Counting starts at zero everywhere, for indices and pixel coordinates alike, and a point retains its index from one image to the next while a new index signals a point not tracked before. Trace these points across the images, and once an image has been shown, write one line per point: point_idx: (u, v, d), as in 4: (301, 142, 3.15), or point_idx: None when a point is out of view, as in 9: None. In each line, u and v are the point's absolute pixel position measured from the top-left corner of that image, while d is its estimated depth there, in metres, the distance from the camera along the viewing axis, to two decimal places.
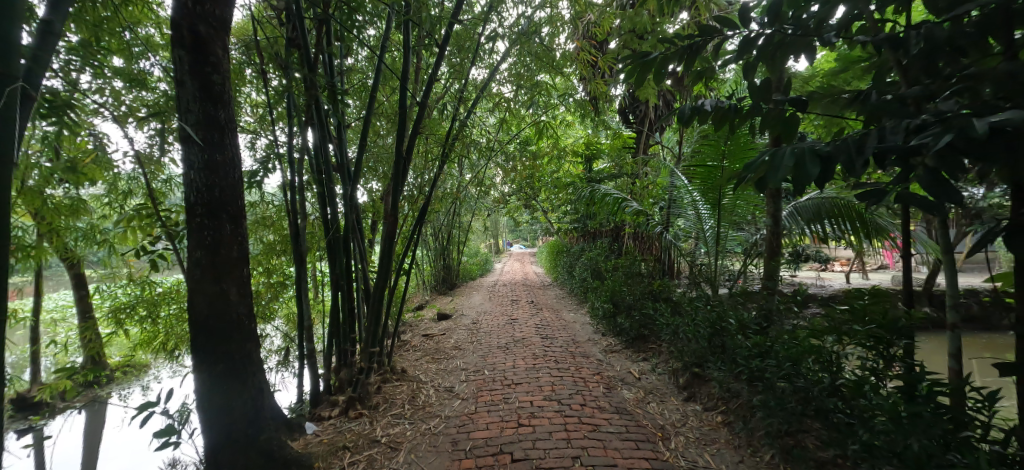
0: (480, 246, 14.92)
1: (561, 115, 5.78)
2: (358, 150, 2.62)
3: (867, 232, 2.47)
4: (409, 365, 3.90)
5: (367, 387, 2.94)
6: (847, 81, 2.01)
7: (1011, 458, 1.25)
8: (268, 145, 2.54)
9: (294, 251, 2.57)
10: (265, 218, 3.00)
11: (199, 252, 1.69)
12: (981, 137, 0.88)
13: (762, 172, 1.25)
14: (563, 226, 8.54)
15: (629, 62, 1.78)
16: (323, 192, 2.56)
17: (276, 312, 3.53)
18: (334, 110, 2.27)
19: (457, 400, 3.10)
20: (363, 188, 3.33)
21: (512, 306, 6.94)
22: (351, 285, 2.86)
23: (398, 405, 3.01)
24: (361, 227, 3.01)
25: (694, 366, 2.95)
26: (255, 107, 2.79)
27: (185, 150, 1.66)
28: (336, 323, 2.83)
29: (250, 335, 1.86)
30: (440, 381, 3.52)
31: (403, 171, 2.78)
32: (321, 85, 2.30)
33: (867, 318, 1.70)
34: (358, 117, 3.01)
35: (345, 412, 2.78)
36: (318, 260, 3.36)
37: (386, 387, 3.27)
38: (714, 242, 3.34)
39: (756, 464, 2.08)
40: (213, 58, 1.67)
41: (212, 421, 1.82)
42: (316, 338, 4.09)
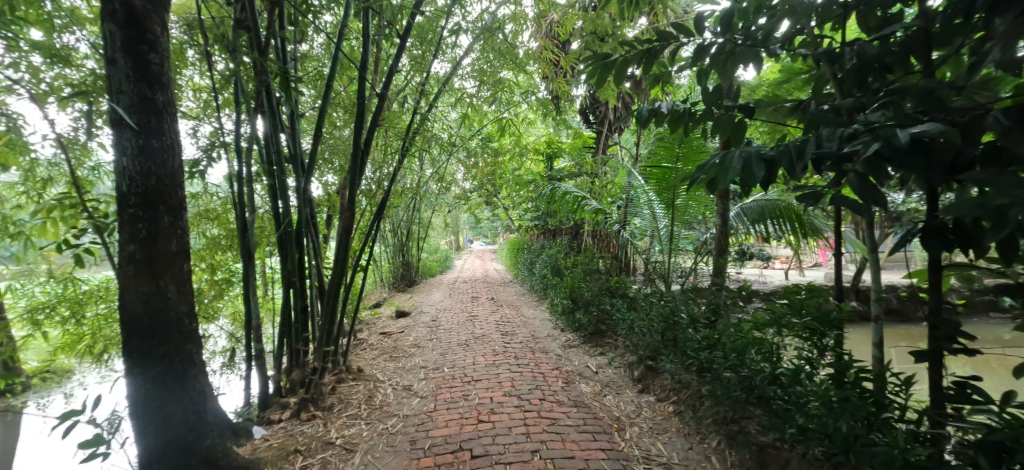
0: (440, 243, 14.77)
1: (523, 113, 5.82)
2: (312, 141, 2.52)
3: (805, 233, 2.67)
4: (365, 364, 3.81)
5: (321, 388, 2.85)
6: (789, 90, 2.15)
7: (923, 435, 1.37)
8: (212, 132, 2.42)
9: (242, 246, 2.46)
10: (209, 212, 2.87)
11: (133, 246, 1.59)
12: (902, 146, 0.97)
13: (713, 173, 1.32)
14: (524, 223, 8.60)
15: (590, 63, 1.83)
16: (275, 185, 2.48)
17: (221, 310, 3.35)
18: (286, 97, 2.19)
19: (416, 399, 3.07)
20: (318, 181, 3.21)
21: (473, 302, 6.93)
22: (305, 282, 2.77)
23: (354, 406, 2.94)
24: (315, 221, 2.92)
25: (648, 359, 3.07)
26: (198, 91, 2.63)
27: (116, 134, 1.55)
28: (287, 322, 2.73)
29: (191, 335, 1.78)
30: (397, 379, 3.48)
31: (361, 164, 2.71)
32: (272, 70, 2.21)
33: (803, 311, 1.82)
34: (313, 107, 2.92)
35: (297, 414, 2.69)
36: (267, 256, 3.21)
37: (341, 387, 3.20)
38: (668, 240, 3.48)
39: (704, 450, 2.19)
40: (151, 35, 1.57)
41: (146, 429, 1.72)
42: (265, 338, 3.90)
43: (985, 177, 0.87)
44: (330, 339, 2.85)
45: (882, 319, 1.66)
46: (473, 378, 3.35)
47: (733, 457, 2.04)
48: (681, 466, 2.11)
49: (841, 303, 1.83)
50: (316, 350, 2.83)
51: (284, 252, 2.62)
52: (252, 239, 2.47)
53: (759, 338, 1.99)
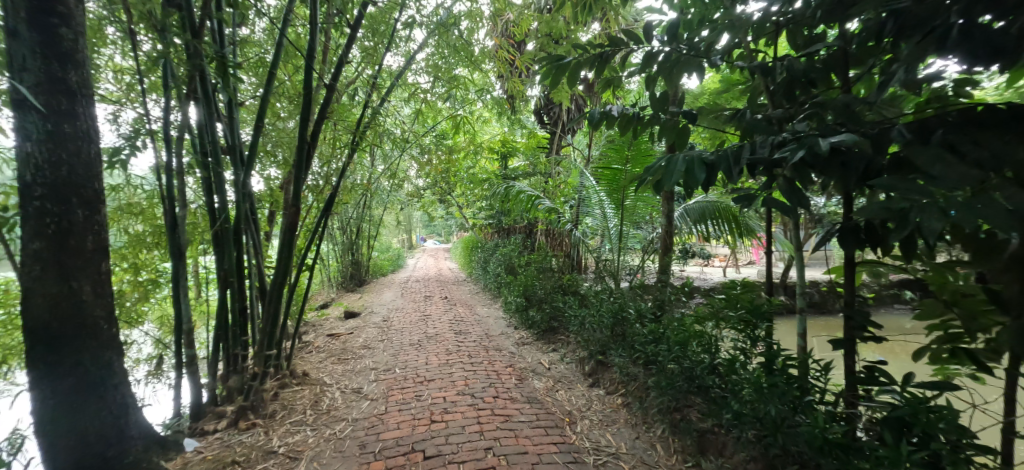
0: (392, 241, 14.46)
1: (477, 112, 5.82)
2: (253, 132, 2.40)
3: (740, 233, 2.86)
4: (311, 368, 3.67)
5: (261, 395, 2.72)
6: (728, 99, 2.30)
7: (839, 415, 1.50)
8: (135, 117, 2.26)
9: (172, 243, 2.30)
10: (132, 206, 2.65)
11: (39, 243, 1.47)
12: (823, 153, 1.07)
13: (659, 175, 1.40)
14: (478, 221, 8.61)
15: (544, 64, 1.87)
16: (210, 178, 2.34)
17: (147, 314, 3.11)
18: (223, 84, 2.07)
19: (366, 401, 3.00)
20: (259, 175, 3.03)
21: (426, 302, 6.85)
22: (244, 282, 2.63)
23: (299, 412, 2.83)
24: (256, 217, 2.78)
25: (599, 354, 3.19)
26: (120, 74, 2.42)
27: (19, 117, 1.42)
28: (224, 325, 2.58)
29: (110, 342, 1.66)
30: (346, 382, 3.38)
31: (307, 157, 2.61)
32: (208, 54, 2.08)
33: (738, 305, 1.96)
34: (254, 97, 2.77)
35: (235, 423, 2.54)
36: (201, 254, 3.01)
37: (284, 393, 3.07)
38: (617, 239, 3.61)
39: (650, 439, 2.31)
40: (62, 8, 1.46)
41: (55, 448, 1.57)
42: (197, 343, 3.65)
43: (889, 183, 0.97)
44: (271, 343, 2.73)
45: (806, 311, 1.81)
46: (426, 378, 3.32)
47: (676, 444, 2.17)
48: (629, 454, 2.21)
49: (771, 296, 1.98)
50: (256, 355, 2.69)
51: (220, 251, 2.48)
52: (183, 237, 2.32)
53: (700, 331, 2.11)
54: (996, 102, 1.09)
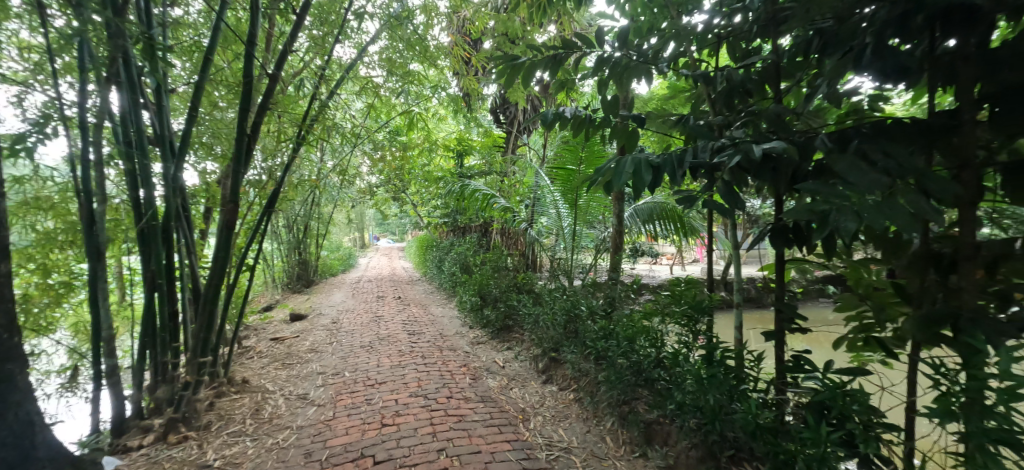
0: (343, 240, 14.00)
1: (433, 109, 5.76)
2: (186, 122, 2.26)
3: (684, 232, 3.01)
4: (252, 374, 3.49)
5: (194, 405, 2.55)
6: (674, 105, 2.41)
7: (770, 401, 1.61)
8: (43, 102, 2.04)
9: (90, 242, 2.11)
10: (40, 200, 2.41)
11: None
12: (757, 159, 1.15)
13: (609, 176, 1.44)
14: (433, 220, 8.51)
15: (499, 63, 1.89)
16: (135, 171, 2.19)
17: (59, 320, 2.83)
18: (151, 68, 1.93)
19: (312, 408, 2.90)
20: (192, 166, 2.80)
21: (377, 302, 6.70)
22: (175, 284, 2.46)
23: (237, 422, 2.69)
24: (189, 214, 2.60)
25: (552, 351, 3.25)
26: (25, 52, 2.19)
27: None
28: (153, 331, 2.40)
29: (11, 355, 1.51)
30: (291, 388, 3.25)
31: (247, 151, 2.48)
32: (132, 35, 1.93)
33: (682, 301, 2.06)
34: (188, 84, 2.60)
35: (163, 438, 2.37)
36: (126, 254, 2.78)
37: (221, 402, 2.90)
38: (571, 238, 3.69)
39: (600, 432, 2.38)
40: None
41: None
42: (120, 351, 3.37)
43: (814, 188, 1.06)
44: (206, 349, 2.57)
45: (742, 305, 1.93)
46: (377, 381, 3.25)
47: (624, 435, 2.25)
48: (579, 448, 2.27)
49: (712, 292, 2.10)
50: (189, 362, 2.52)
51: (146, 250, 2.31)
52: (102, 236, 2.14)
53: (647, 326, 2.20)
54: (902, 116, 1.22)
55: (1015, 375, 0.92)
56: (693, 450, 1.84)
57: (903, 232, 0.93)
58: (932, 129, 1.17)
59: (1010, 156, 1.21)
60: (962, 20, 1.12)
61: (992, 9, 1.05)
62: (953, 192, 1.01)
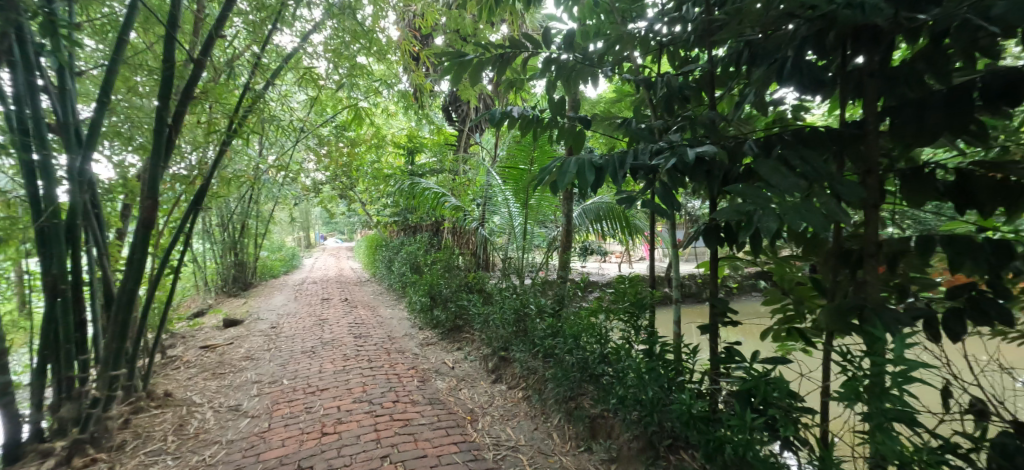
0: (285, 240, 13.33)
1: (382, 104, 5.61)
2: (95, 110, 2.05)
3: (629, 231, 3.11)
4: (176, 387, 3.23)
5: (106, 423, 2.32)
6: (619, 108, 2.49)
7: (704, 392, 1.70)
8: None
9: None
10: None
11: None
12: (691, 162, 1.21)
13: (553, 176, 1.46)
14: (382, 219, 8.29)
15: (446, 60, 1.84)
16: (31, 164, 1.96)
17: None
18: (53, 47, 1.73)
19: (245, 420, 2.73)
20: (105, 160, 2.55)
21: (322, 304, 6.43)
22: (83, 289, 2.22)
23: (157, 440, 2.48)
24: (100, 213, 2.36)
25: (501, 350, 3.26)
26: None
27: None
28: (54, 343, 2.15)
29: None
30: (222, 400, 3.05)
31: (168, 144, 2.29)
32: (29, 9, 1.72)
33: (624, 297, 2.14)
34: (100, 67, 2.36)
35: (67, 462, 2.13)
36: (23, 257, 2.48)
37: (139, 419, 2.66)
38: (522, 237, 3.72)
39: (547, 429, 2.42)
40: None
41: None
42: (15, 365, 2.99)
43: (741, 190, 1.12)
44: (120, 360, 2.34)
45: (680, 301, 2.03)
46: (318, 388, 3.11)
47: (570, 431, 2.30)
48: (527, 446, 2.29)
49: (653, 289, 2.19)
50: (99, 376, 2.28)
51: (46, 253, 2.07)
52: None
53: (593, 323, 2.26)
54: (818, 125, 1.33)
55: (906, 360, 1.02)
56: (634, 441, 1.91)
57: (817, 232, 1.01)
58: (845, 138, 1.28)
59: (909, 163, 1.35)
60: (869, 38, 1.23)
61: (894, 30, 1.16)
62: (861, 196, 1.11)
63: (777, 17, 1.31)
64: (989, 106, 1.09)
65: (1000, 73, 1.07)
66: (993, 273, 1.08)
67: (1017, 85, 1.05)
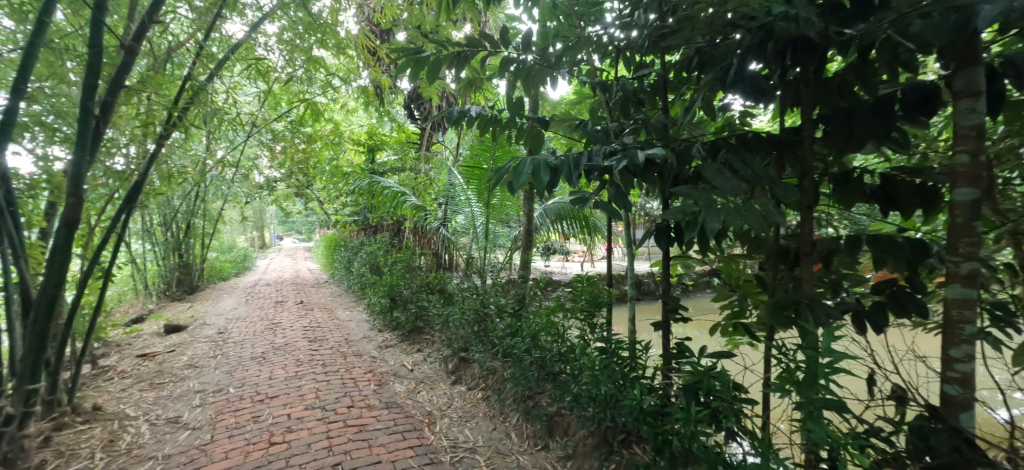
0: (237, 240, 12.71)
1: (341, 100, 5.45)
2: (9, 99, 1.88)
3: (589, 231, 3.15)
4: (107, 400, 3.00)
5: (22, 442, 2.12)
6: (578, 109, 2.53)
7: (656, 387, 1.75)
8: None
9: None
10: None
11: None
12: (641, 164, 1.25)
13: (509, 176, 1.47)
14: (341, 219, 8.06)
15: (401, 55, 1.79)
16: None
17: None
18: None
19: (186, 432, 2.58)
20: (25, 153, 2.34)
21: (275, 308, 6.18)
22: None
23: (84, 458, 2.30)
24: (16, 211, 2.16)
25: (462, 351, 3.25)
26: None
27: None
28: None
29: None
30: (160, 412, 2.86)
31: (95, 137, 2.13)
32: None
33: (581, 296, 2.17)
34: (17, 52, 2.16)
35: None
36: None
37: (63, 435, 2.46)
38: (484, 237, 3.72)
39: (505, 428, 2.42)
40: None
41: None
42: None
43: (688, 191, 1.15)
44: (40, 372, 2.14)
45: (634, 298, 2.08)
46: (268, 395, 2.98)
47: (528, 430, 2.31)
48: (485, 447, 2.29)
49: (609, 287, 2.23)
50: (15, 390, 2.09)
51: None
52: None
53: (551, 322, 2.28)
54: (760, 130, 1.40)
55: (833, 351, 1.09)
56: (590, 438, 1.95)
57: (756, 232, 1.06)
58: (783, 143, 1.36)
59: (840, 168, 1.44)
60: (805, 50, 1.31)
61: (826, 42, 1.24)
62: (796, 198, 1.17)
63: (724, 27, 1.37)
64: (909, 116, 1.18)
65: (918, 85, 1.17)
66: (911, 270, 1.17)
67: (932, 98, 1.15)
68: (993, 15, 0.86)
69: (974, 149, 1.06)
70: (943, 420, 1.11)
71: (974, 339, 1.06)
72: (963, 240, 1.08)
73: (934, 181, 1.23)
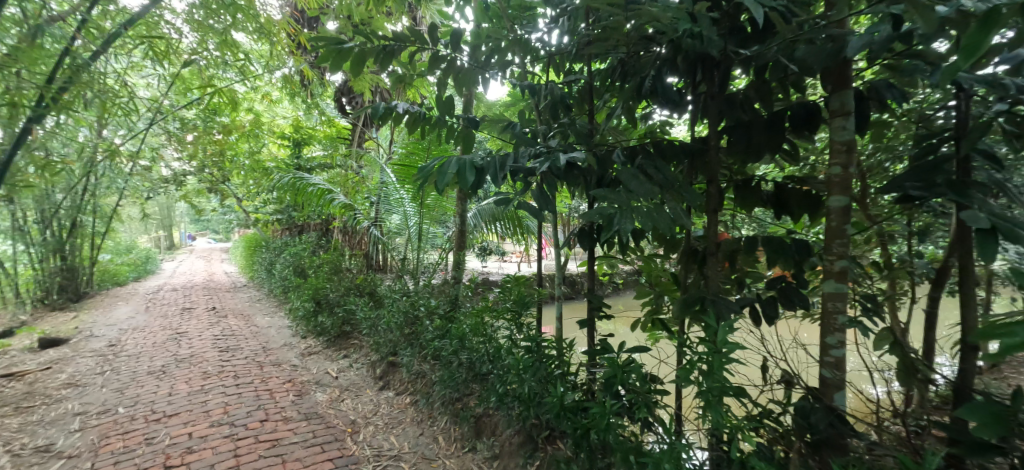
0: (138, 241, 11.44)
1: (262, 89, 5.09)
2: None
3: (521, 231, 3.06)
4: None
5: None
6: (511, 111, 2.56)
7: (578, 383, 1.81)
8: None
9: None
10: None
11: None
12: (563, 167, 1.28)
13: (434, 177, 1.45)
14: (262, 217, 7.52)
15: (321, 45, 1.68)
16: None
17: None
18: None
19: (60, 461, 2.26)
20: None
21: (181, 315, 5.64)
22: None
23: None
24: None
25: (390, 355, 3.16)
26: None
27: None
28: None
29: None
30: (27, 441, 2.49)
31: None
32: None
33: (509, 296, 2.21)
34: None
35: None
36: None
37: None
38: (417, 237, 3.64)
39: (433, 433, 2.39)
40: None
41: None
42: None
43: (605, 193, 1.19)
44: None
45: (561, 297, 2.14)
46: (166, 414, 2.70)
47: (456, 432, 2.30)
48: (410, 453, 2.25)
49: (537, 287, 2.28)
50: None
51: None
52: None
53: (480, 322, 2.29)
54: (674, 138, 1.50)
55: (729, 343, 1.18)
56: (516, 436, 1.98)
57: (664, 233, 1.13)
58: (693, 151, 1.46)
59: (742, 176, 1.58)
60: (711, 66, 1.42)
61: (729, 60, 1.36)
62: (701, 202, 1.26)
63: (642, 40, 1.46)
64: (795, 130, 1.32)
65: (803, 104, 1.32)
66: (796, 267, 1.32)
67: (814, 116, 1.30)
68: (859, 46, 1.00)
69: (844, 161, 1.21)
70: (821, 399, 1.25)
71: (845, 328, 1.21)
72: (836, 241, 1.23)
73: (816, 190, 1.40)
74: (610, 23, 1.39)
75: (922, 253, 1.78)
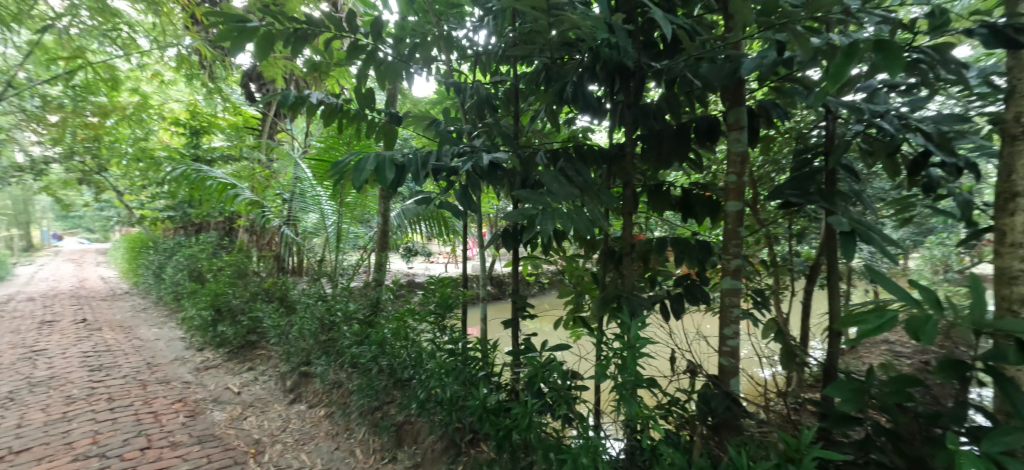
0: None
1: (151, 69, 4.50)
2: None
3: (446, 233, 3.03)
4: None
5: None
6: (436, 109, 2.51)
7: (500, 384, 1.82)
8: None
9: None
10: None
11: None
12: (486, 167, 1.28)
13: (350, 173, 1.37)
14: (150, 213, 6.66)
15: (220, 21, 1.51)
16: None
17: None
18: None
19: None
20: None
21: (40, 329, 4.81)
22: None
23: None
24: None
25: (302, 365, 2.94)
26: None
27: None
28: None
29: None
30: None
31: None
32: None
33: (431, 299, 2.16)
34: None
35: None
36: None
37: None
38: (335, 237, 3.44)
39: (349, 446, 2.27)
40: None
41: None
42: None
43: (528, 195, 1.21)
44: None
45: (484, 298, 2.13)
46: (14, 450, 2.28)
47: (374, 443, 2.21)
48: None
49: (461, 288, 2.26)
50: None
51: None
52: None
53: (400, 327, 2.22)
54: (593, 142, 1.56)
55: (641, 338, 1.26)
56: (438, 443, 1.95)
57: (583, 234, 1.18)
58: (611, 157, 1.54)
59: (654, 181, 1.69)
60: (626, 75, 1.50)
61: (642, 71, 1.45)
62: (617, 205, 1.33)
63: (564, 46, 1.51)
64: (699, 140, 1.44)
65: (706, 117, 1.44)
66: (699, 266, 1.44)
67: (715, 128, 1.43)
68: (751, 67, 1.12)
69: (739, 171, 1.34)
70: (719, 386, 1.38)
71: (739, 322, 1.34)
72: (733, 242, 1.36)
73: (716, 195, 1.53)
74: (534, 27, 1.41)
75: (800, 252, 2.03)
